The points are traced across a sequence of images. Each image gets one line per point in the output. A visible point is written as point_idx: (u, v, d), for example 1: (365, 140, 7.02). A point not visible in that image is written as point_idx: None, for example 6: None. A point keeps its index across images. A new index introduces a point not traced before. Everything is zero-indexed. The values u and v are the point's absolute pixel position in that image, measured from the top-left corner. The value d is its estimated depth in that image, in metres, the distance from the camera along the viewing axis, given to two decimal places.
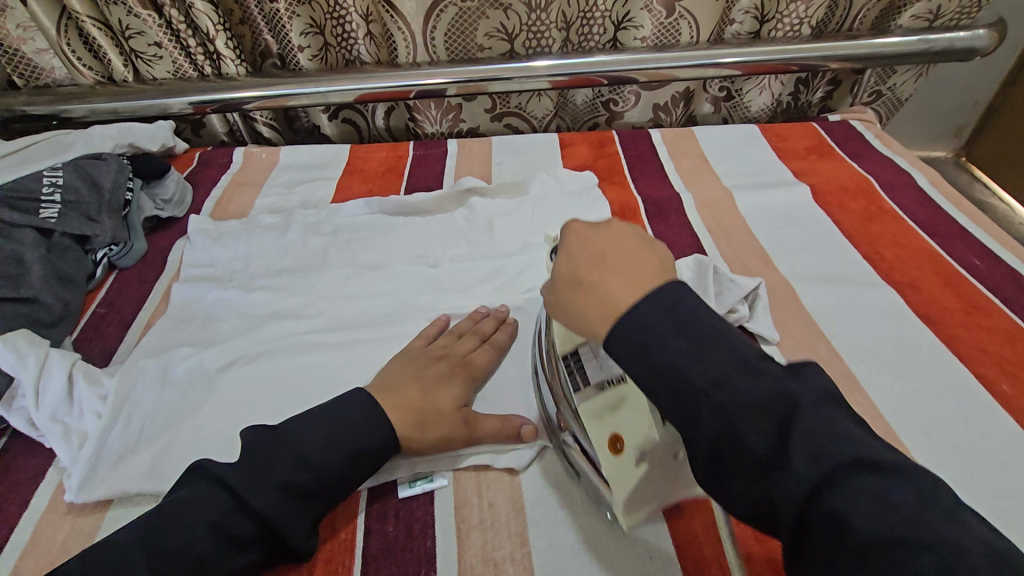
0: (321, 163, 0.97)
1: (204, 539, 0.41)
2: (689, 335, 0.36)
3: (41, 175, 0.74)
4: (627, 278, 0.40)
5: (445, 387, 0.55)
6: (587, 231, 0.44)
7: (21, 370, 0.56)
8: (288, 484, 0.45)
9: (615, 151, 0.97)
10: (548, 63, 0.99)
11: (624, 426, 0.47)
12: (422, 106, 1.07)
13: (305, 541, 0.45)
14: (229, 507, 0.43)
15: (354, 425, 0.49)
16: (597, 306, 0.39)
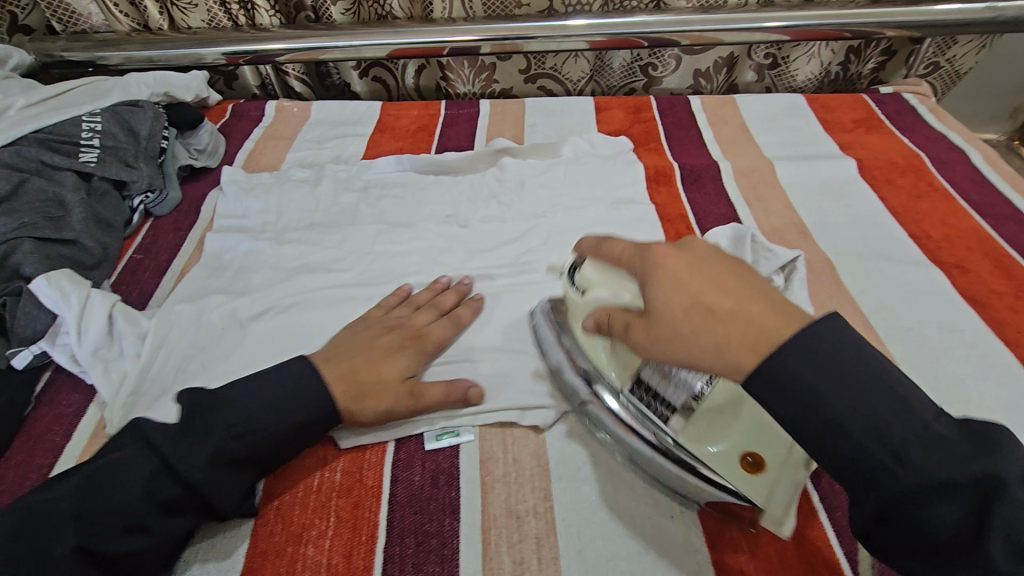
0: (353, 119, 0.96)
1: (137, 501, 0.43)
2: (816, 355, 0.36)
3: (80, 120, 0.75)
4: (760, 312, 0.38)
5: (392, 359, 0.54)
6: (676, 254, 0.42)
7: (63, 307, 0.58)
8: (220, 452, 0.45)
9: (652, 117, 0.94)
10: (589, 21, 0.95)
11: (750, 441, 0.44)
12: (456, 64, 1.05)
13: (236, 507, 0.46)
14: (156, 472, 0.44)
15: (302, 393, 0.49)
16: (738, 337, 0.37)
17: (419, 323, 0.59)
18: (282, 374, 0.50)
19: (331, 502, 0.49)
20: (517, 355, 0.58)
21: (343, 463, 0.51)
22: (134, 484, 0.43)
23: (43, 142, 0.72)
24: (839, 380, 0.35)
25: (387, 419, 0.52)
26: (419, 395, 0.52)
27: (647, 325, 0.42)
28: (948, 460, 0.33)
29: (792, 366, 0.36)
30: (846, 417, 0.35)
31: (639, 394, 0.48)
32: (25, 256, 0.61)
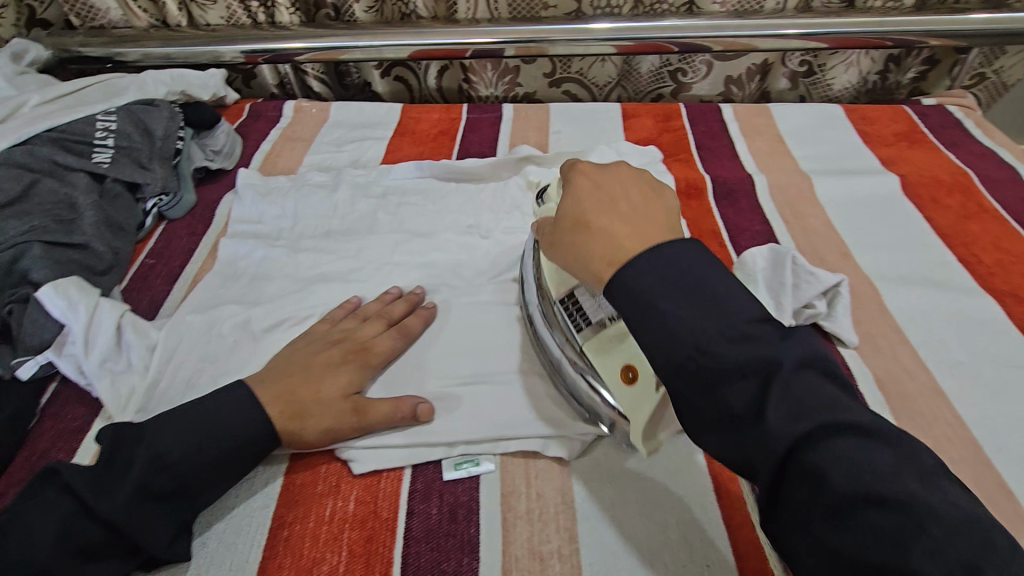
0: (372, 122, 0.93)
1: (49, 548, 0.40)
2: (679, 274, 0.36)
3: (95, 119, 0.73)
4: (633, 227, 0.40)
5: (334, 375, 0.52)
6: (591, 171, 0.45)
7: (70, 316, 0.55)
8: (140, 488, 0.43)
9: (682, 126, 0.90)
10: (611, 26, 0.92)
11: (632, 358, 0.48)
12: (478, 66, 1.02)
13: (165, 549, 0.44)
14: (76, 514, 0.42)
15: (226, 422, 0.47)
16: (601, 249, 0.40)
17: (365, 336, 0.56)
18: (210, 405, 0.48)
19: (343, 534, 0.46)
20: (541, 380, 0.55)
21: (357, 491, 0.49)
22: (44, 529, 0.41)
23: (57, 141, 0.70)
24: (890, 496, 0.28)
25: (326, 439, 0.49)
26: (355, 413, 0.50)
27: (557, 231, 0.44)
28: (874, 478, 0.28)
29: (822, 464, 0.30)
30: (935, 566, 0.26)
31: (567, 306, 0.53)
32: (32, 261, 0.59)
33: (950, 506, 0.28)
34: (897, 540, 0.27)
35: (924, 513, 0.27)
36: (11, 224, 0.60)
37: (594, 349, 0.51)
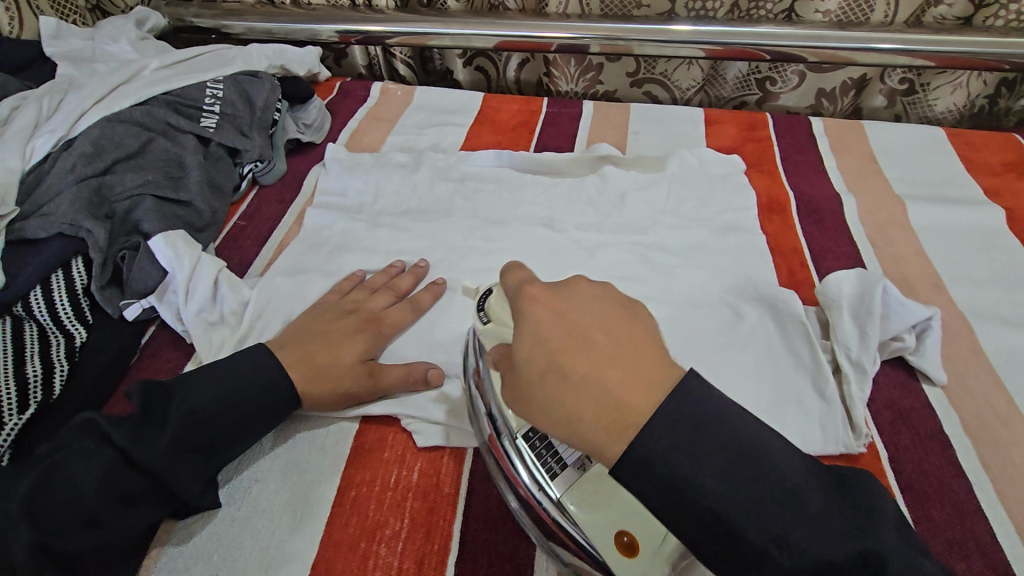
0: (454, 108, 0.96)
1: (94, 492, 0.42)
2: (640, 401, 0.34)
3: (205, 86, 0.78)
4: (629, 377, 0.35)
5: (350, 342, 0.55)
6: (547, 300, 0.41)
7: (176, 267, 0.60)
8: (178, 441, 0.45)
9: (767, 137, 0.87)
10: (691, 28, 0.90)
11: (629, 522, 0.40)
12: (562, 61, 1.02)
13: (199, 496, 0.46)
14: (118, 462, 0.44)
15: (257, 384, 0.50)
16: (600, 413, 0.35)
17: (375, 308, 0.59)
18: (242, 369, 0.51)
19: (407, 502, 0.48)
20: None
21: (423, 463, 0.51)
22: (86, 476, 0.43)
23: (170, 104, 0.76)
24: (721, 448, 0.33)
25: (335, 403, 0.52)
26: (370, 380, 0.53)
27: (516, 386, 0.39)
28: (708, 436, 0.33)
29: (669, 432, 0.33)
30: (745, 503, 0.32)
31: (533, 441, 0.45)
32: (144, 213, 0.64)
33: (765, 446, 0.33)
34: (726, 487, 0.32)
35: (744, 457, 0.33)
36: (129, 177, 0.66)
37: (576, 502, 0.42)
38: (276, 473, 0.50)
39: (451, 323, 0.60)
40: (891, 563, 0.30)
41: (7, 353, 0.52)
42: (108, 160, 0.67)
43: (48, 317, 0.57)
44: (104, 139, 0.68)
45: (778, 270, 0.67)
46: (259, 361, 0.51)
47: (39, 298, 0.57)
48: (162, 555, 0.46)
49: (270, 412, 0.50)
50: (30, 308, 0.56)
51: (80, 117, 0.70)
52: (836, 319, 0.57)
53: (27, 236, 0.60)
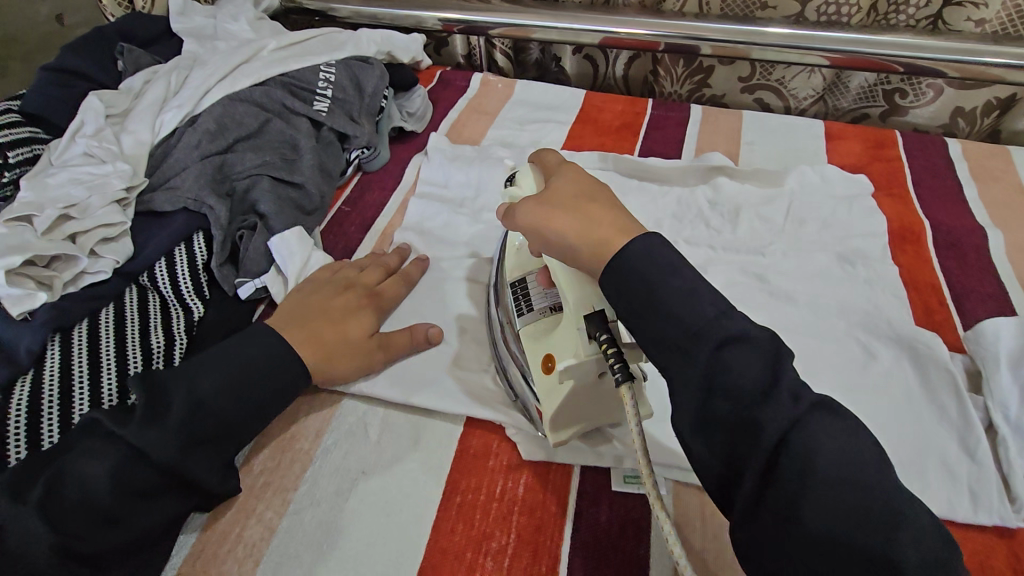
0: (556, 105, 0.93)
1: (109, 493, 0.42)
2: (655, 275, 0.39)
3: (318, 69, 0.78)
4: (585, 227, 0.43)
5: (354, 317, 0.56)
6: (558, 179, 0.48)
7: (290, 264, 0.61)
8: (184, 434, 0.44)
9: (897, 157, 0.80)
10: (786, 31, 0.85)
11: (554, 347, 0.48)
12: (670, 60, 0.97)
13: (220, 483, 0.46)
14: (127, 459, 0.43)
15: (264, 366, 0.50)
16: (561, 246, 0.44)
17: (371, 282, 0.60)
18: (247, 354, 0.50)
19: (512, 517, 0.48)
20: None
21: (530, 478, 0.50)
22: (98, 473, 0.42)
23: (286, 86, 0.76)
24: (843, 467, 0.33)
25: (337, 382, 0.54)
26: (368, 356, 0.55)
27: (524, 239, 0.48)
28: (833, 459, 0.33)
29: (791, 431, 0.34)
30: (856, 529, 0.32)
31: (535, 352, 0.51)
32: (261, 193, 0.65)
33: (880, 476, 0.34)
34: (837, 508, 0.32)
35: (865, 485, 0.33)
36: (248, 156, 0.67)
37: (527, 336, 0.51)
38: (381, 468, 0.51)
39: None
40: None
41: (134, 323, 0.55)
42: (230, 138, 0.68)
43: (170, 290, 0.58)
44: (226, 117, 0.69)
45: (912, 305, 0.62)
46: (275, 350, 0.51)
47: (163, 270, 0.59)
48: (272, 539, 0.47)
49: (288, 392, 0.51)
50: (154, 278, 0.58)
51: (204, 94, 0.71)
52: (990, 373, 0.52)
53: (154, 209, 0.62)
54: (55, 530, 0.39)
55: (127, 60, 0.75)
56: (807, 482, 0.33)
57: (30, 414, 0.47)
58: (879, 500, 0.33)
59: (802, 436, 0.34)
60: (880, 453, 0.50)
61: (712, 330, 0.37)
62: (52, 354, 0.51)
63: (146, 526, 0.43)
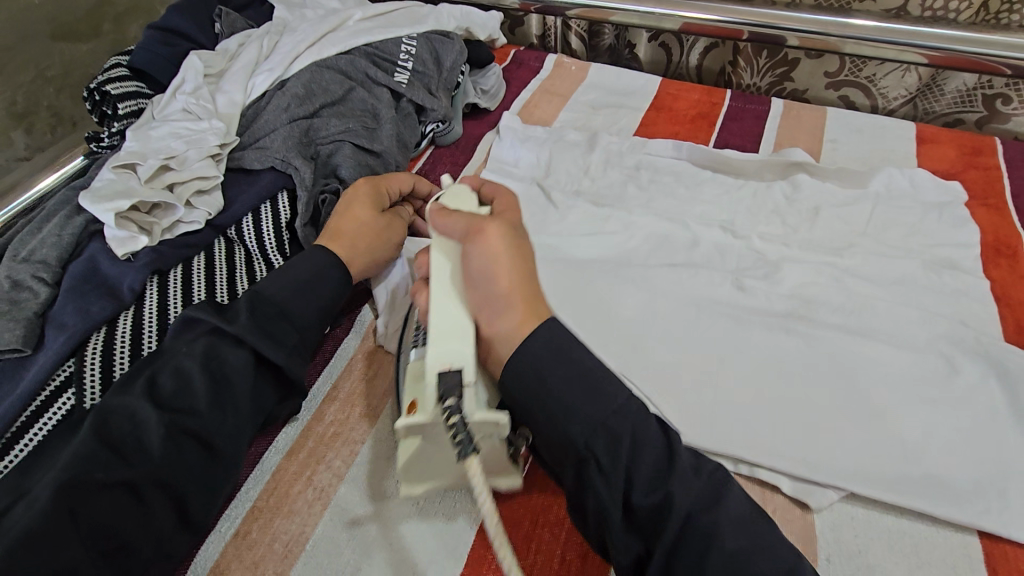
0: (630, 91, 0.92)
1: (199, 373, 0.45)
2: (580, 377, 0.40)
3: (401, 41, 0.80)
4: (523, 296, 0.43)
5: (363, 205, 0.59)
6: (495, 232, 0.45)
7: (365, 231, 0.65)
8: (255, 314, 0.48)
9: (996, 165, 0.75)
10: (873, 23, 0.80)
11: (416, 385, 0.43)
12: (752, 51, 0.94)
13: (291, 363, 0.48)
14: (212, 344, 0.47)
15: (313, 266, 0.53)
16: (484, 299, 0.43)
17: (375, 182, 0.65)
18: (298, 259, 0.54)
19: None
20: (780, 406, 0.53)
21: None
22: (188, 361, 0.46)
23: (369, 56, 0.78)
24: (656, 491, 0.38)
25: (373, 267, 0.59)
26: (383, 231, 0.60)
27: (448, 277, 0.46)
28: (651, 477, 0.38)
29: (588, 429, 0.39)
30: (651, 515, 0.38)
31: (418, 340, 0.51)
32: (343, 158, 0.67)
33: (717, 525, 0.37)
34: (649, 515, 0.38)
35: (690, 525, 0.37)
36: (333, 122, 0.69)
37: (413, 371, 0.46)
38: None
39: (623, 315, 0.59)
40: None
41: (222, 271, 0.58)
42: (316, 104, 0.70)
43: (255, 244, 0.61)
44: (314, 83, 0.71)
45: (1003, 321, 0.59)
46: (314, 250, 0.54)
47: (250, 224, 0.62)
48: (340, 484, 0.49)
49: (333, 274, 0.54)
50: (241, 232, 0.62)
51: (294, 59, 0.74)
52: None
53: (244, 165, 0.65)
54: (159, 407, 0.43)
55: (225, 22, 0.78)
56: (625, 489, 0.38)
57: (132, 347, 0.51)
58: (700, 527, 0.37)
59: (611, 451, 0.38)
60: (957, 470, 0.49)
61: (555, 365, 0.40)
62: (151, 294, 0.55)
63: (238, 405, 0.46)
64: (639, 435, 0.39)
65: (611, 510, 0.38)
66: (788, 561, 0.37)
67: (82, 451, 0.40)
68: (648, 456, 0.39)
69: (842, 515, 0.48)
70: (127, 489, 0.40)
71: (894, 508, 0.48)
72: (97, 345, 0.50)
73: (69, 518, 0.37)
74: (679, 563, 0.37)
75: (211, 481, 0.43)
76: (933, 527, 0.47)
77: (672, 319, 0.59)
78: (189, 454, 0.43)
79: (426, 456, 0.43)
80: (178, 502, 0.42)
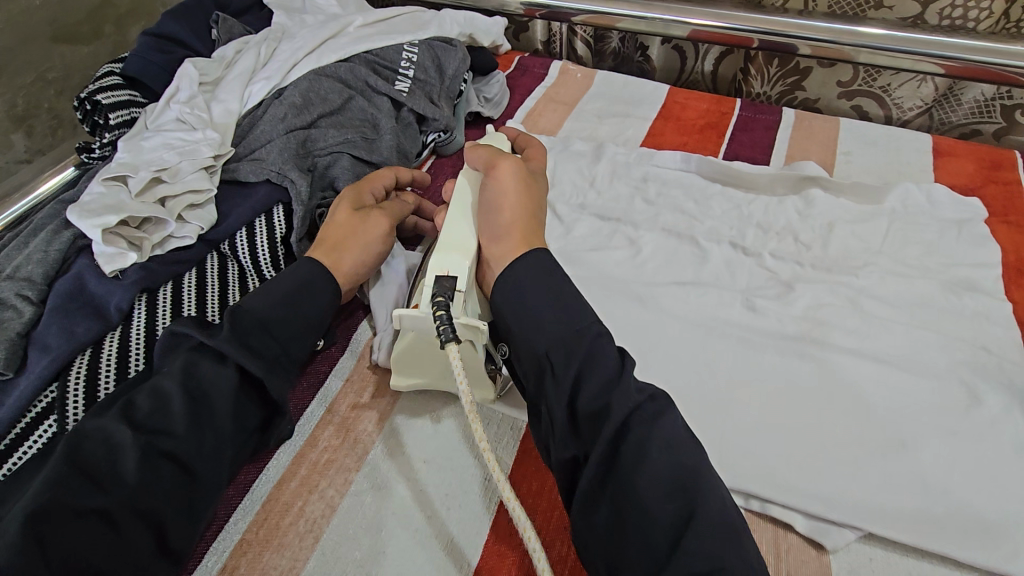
0: (638, 99, 0.89)
1: (180, 393, 0.43)
2: (552, 301, 0.44)
3: (402, 48, 0.78)
4: (522, 227, 0.49)
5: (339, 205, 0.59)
6: (501, 177, 0.52)
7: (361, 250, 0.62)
8: (237, 331, 0.47)
9: (1017, 181, 0.73)
10: (887, 32, 0.78)
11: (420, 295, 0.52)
12: (763, 59, 0.91)
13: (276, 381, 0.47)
14: (192, 361, 0.45)
15: (298, 282, 0.51)
16: (489, 227, 0.50)
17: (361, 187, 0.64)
18: (283, 273, 0.52)
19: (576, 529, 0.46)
20: (793, 438, 0.50)
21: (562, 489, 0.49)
22: (168, 381, 0.44)
23: (369, 64, 0.76)
24: (603, 403, 0.39)
25: (366, 263, 0.57)
26: (362, 228, 0.57)
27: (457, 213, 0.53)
28: (604, 391, 0.40)
29: (552, 339, 0.42)
30: (592, 417, 0.39)
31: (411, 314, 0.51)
32: (341, 171, 0.65)
33: (660, 438, 0.38)
34: (591, 420, 0.39)
35: (629, 434, 0.38)
36: (331, 133, 0.67)
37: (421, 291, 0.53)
38: (441, 456, 0.51)
39: (629, 337, 0.57)
40: (705, 522, 0.35)
41: (214, 289, 0.56)
42: (314, 113, 0.68)
43: (248, 260, 0.59)
44: (312, 92, 0.69)
45: None
46: (298, 263, 0.53)
47: (244, 240, 0.60)
48: (333, 517, 0.47)
49: (321, 288, 0.52)
50: (235, 248, 0.60)
51: (292, 66, 0.72)
52: None
53: (239, 178, 0.63)
54: (136, 429, 0.41)
55: (221, 29, 0.76)
56: (572, 395, 0.40)
57: (117, 369, 0.49)
58: (636, 439, 0.38)
59: (566, 358, 0.41)
60: (981, 510, 0.46)
61: (538, 281, 0.45)
62: (140, 313, 0.53)
63: (218, 425, 0.44)
64: (597, 354, 0.41)
65: (558, 409, 0.40)
66: (726, 522, 0.36)
67: (53, 479, 0.38)
68: (602, 373, 0.40)
69: (859, 556, 0.46)
70: (101, 518, 0.38)
71: (914, 549, 0.46)
72: (82, 368, 0.49)
73: (38, 551, 0.35)
74: (614, 474, 0.37)
75: (192, 509, 0.41)
76: (954, 569, 0.45)
77: (680, 342, 0.57)
78: (168, 481, 0.41)
79: (420, 355, 0.51)
80: (156, 529, 0.40)
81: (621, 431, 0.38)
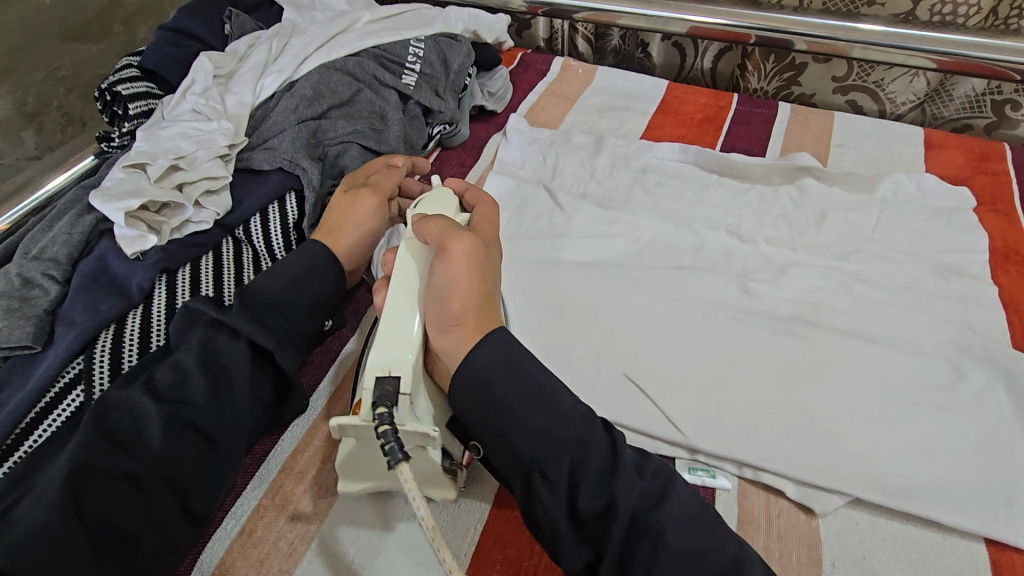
0: (637, 94, 0.92)
1: (199, 367, 0.45)
2: (526, 387, 0.40)
3: (409, 43, 0.80)
4: (479, 309, 0.43)
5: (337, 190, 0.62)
6: (450, 248, 0.45)
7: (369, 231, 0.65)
8: (253, 310, 0.49)
9: (1006, 171, 0.75)
10: (882, 28, 0.79)
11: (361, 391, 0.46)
12: (760, 55, 0.94)
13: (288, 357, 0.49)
14: (209, 338, 0.47)
15: (308, 265, 0.53)
16: (438, 312, 0.43)
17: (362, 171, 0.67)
18: (294, 256, 0.54)
19: None
20: (784, 411, 0.52)
21: None
22: (187, 356, 0.46)
23: (377, 58, 0.78)
24: (601, 493, 0.37)
25: (362, 245, 0.59)
26: (351, 208, 0.59)
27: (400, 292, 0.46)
28: (596, 482, 0.38)
29: (535, 432, 0.39)
30: (595, 509, 0.37)
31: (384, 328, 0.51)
32: (351, 159, 0.68)
33: (670, 523, 0.37)
34: (594, 514, 0.37)
35: (639, 523, 0.36)
36: (341, 124, 0.70)
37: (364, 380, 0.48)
38: None
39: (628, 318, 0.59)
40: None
41: (230, 271, 0.58)
42: (324, 105, 0.71)
43: (262, 244, 0.62)
44: (322, 84, 0.72)
45: (1011, 328, 0.58)
46: (308, 246, 0.55)
47: (257, 224, 0.62)
48: None
49: (330, 271, 0.54)
50: (249, 232, 0.62)
51: (303, 60, 0.74)
52: None
53: (252, 166, 0.66)
54: (158, 400, 0.43)
55: (235, 25, 0.79)
56: (570, 493, 0.38)
57: (140, 345, 0.51)
58: (650, 522, 0.36)
59: (555, 455, 0.38)
60: (964, 477, 0.48)
61: (503, 369, 0.41)
62: (159, 293, 0.55)
63: (236, 399, 0.46)
64: (583, 439, 0.39)
65: (557, 512, 0.37)
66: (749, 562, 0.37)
67: (82, 444, 0.40)
68: (592, 460, 0.38)
69: (847, 520, 0.48)
70: (128, 481, 0.40)
71: (899, 514, 0.48)
72: (106, 342, 0.51)
73: (70, 511, 0.37)
74: (629, 571, 0.36)
75: (213, 475, 0.44)
76: (937, 533, 0.47)
77: (677, 322, 0.59)
78: (190, 447, 0.43)
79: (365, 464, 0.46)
80: (179, 493, 0.42)
81: (629, 519, 0.37)
